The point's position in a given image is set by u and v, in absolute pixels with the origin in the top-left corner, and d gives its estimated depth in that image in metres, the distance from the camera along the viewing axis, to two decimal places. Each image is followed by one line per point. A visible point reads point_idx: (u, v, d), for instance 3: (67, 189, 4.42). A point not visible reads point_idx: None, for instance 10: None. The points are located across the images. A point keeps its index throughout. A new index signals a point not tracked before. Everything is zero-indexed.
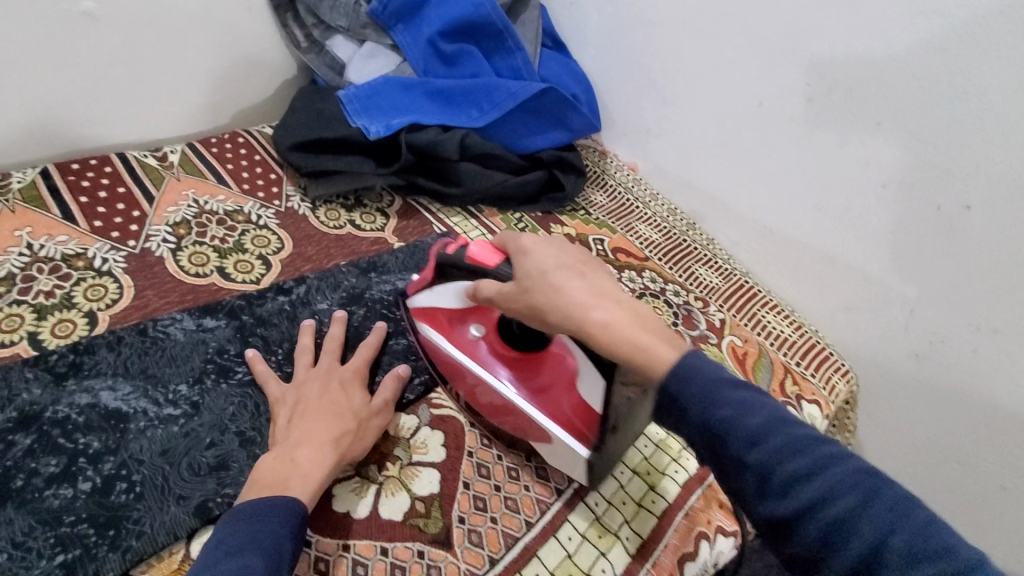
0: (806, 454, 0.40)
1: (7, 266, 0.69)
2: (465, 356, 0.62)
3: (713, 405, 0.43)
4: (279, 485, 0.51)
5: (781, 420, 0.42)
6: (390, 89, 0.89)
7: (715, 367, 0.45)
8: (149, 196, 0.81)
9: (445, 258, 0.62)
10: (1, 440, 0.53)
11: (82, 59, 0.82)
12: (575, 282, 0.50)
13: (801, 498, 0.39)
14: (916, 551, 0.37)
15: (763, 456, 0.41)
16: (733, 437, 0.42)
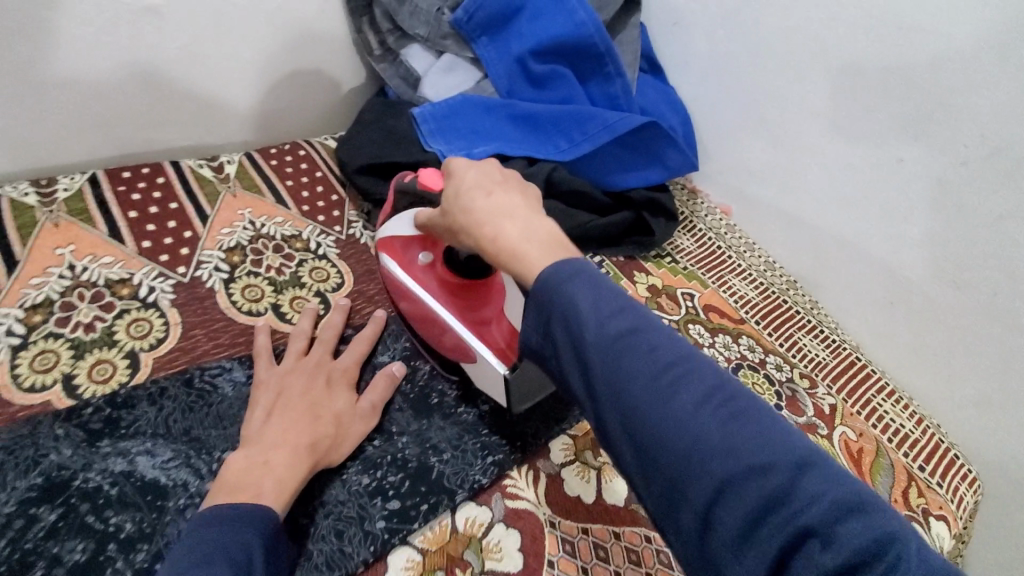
0: (648, 352, 0.38)
1: (46, 291, 0.62)
2: (409, 278, 0.62)
3: (568, 303, 0.41)
4: (252, 491, 0.47)
5: (631, 317, 0.40)
6: (470, 109, 0.81)
7: (581, 269, 0.42)
8: (204, 215, 0.73)
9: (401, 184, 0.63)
10: (22, 514, 0.46)
11: (142, 59, 0.75)
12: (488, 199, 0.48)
13: (635, 395, 0.37)
14: (737, 447, 0.35)
15: (603, 354, 0.39)
16: (580, 335, 0.40)
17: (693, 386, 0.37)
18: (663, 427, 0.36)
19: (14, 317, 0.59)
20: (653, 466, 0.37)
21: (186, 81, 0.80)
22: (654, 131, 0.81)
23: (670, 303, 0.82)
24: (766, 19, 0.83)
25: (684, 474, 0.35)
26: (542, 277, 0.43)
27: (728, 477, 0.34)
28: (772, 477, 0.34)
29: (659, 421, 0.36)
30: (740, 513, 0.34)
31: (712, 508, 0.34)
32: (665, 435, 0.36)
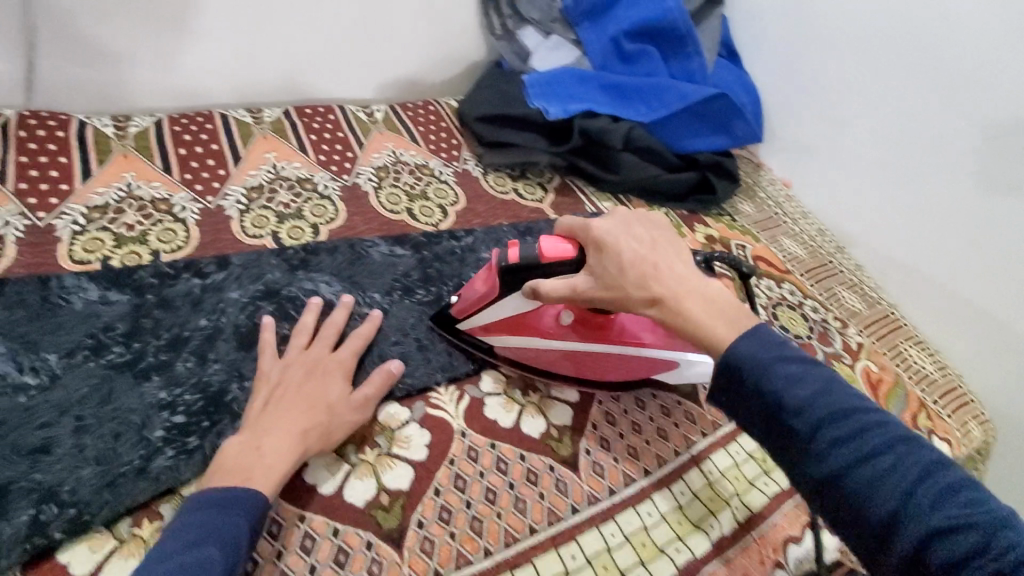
0: (848, 421, 0.44)
1: (259, 179, 0.86)
2: (567, 341, 0.67)
3: (771, 378, 0.47)
4: (242, 473, 0.52)
5: (828, 389, 0.46)
6: (568, 78, 0.99)
7: (774, 343, 0.49)
8: (361, 143, 0.97)
9: (509, 265, 0.62)
10: (253, 303, 0.69)
11: (330, 26, 1.01)
12: (663, 272, 0.54)
13: (839, 458, 0.43)
14: (940, 508, 0.40)
15: (803, 424, 0.45)
16: (781, 407, 0.46)
17: (895, 452, 0.43)
18: (868, 489, 0.42)
19: (239, 192, 0.84)
20: (856, 517, 0.43)
21: (356, 46, 1.05)
22: (722, 103, 0.96)
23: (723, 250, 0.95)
24: (832, 16, 0.97)
25: (892, 531, 0.41)
26: (738, 351, 0.49)
27: (934, 530, 0.40)
28: (972, 531, 0.39)
29: (865, 486, 0.42)
30: (944, 555, 0.39)
31: (917, 551, 0.40)
32: (870, 495, 0.42)
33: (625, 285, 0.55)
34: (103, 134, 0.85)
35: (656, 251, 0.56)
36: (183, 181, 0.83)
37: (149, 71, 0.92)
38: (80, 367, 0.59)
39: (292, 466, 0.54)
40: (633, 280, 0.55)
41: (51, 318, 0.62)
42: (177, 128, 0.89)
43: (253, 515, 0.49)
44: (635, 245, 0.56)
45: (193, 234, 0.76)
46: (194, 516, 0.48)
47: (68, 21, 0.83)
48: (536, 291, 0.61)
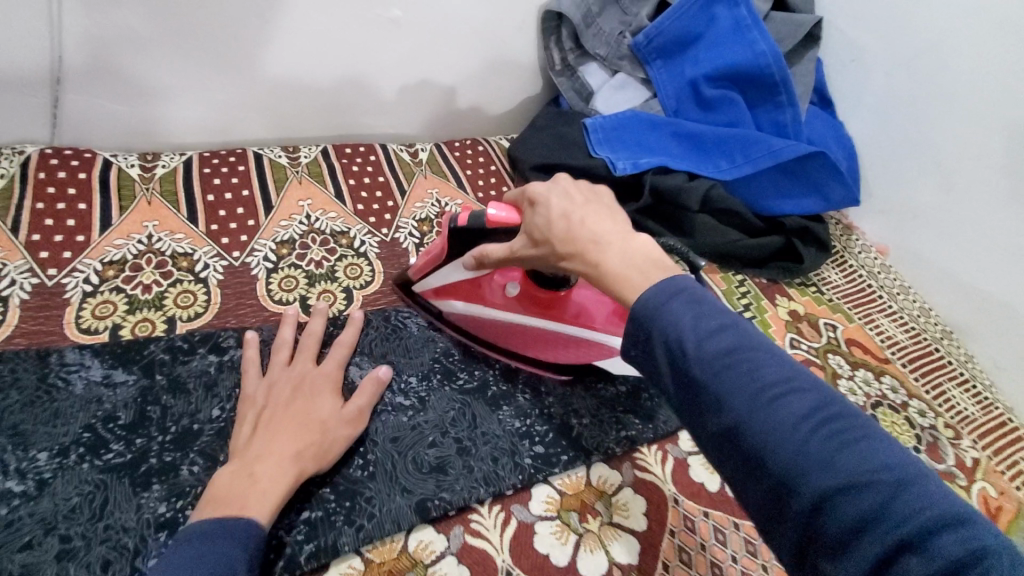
0: (749, 366, 0.38)
1: (290, 232, 0.78)
2: (511, 312, 0.68)
3: (668, 322, 0.41)
4: (237, 501, 0.47)
5: (729, 332, 0.40)
6: (638, 124, 0.88)
7: (680, 285, 0.43)
8: (403, 189, 0.88)
9: (456, 229, 0.62)
10: None
11: (375, 58, 0.92)
12: (586, 225, 0.51)
13: (734, 407, 0.37)
14: (833, 462, 0.33)
15: (697, 372, 0.39)
16: (677, 352, 0.40)
17: (790, 400, 0.36)
18: (761, 440, 0.35)
19: (268, 247, 0.76)
20: (752, 475, 0.36)
21: (402, 80, 0.96)
22: (818, 162, 0.83)
23: (810, 330, 0.83)
24: (958, 63, 0.82)
25: (786, 491, 0.34)
26: (642, 298, 0.43)
27: (831, 488, 0.32)
28: (872, 487, 0.32)
29: (757, 437, 0.35)
30: (841, 518, 0.32)
31: (811, 514, 0.33)
32: (767, 448, 0.35)
33: (548, 235, 0.52)
34: (128, 175, 0.78)
35: (591, 215, 0.51)
36: (209, 233, 0.75)
37: (182, 104, 0.85)
38: (72, 471, 0.51)
39: (287, 491, 0.50)
40: (556, 233, 0.52)
41: (47, 404, 0.55)
42: (207, 169, 0.82)
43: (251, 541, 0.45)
44: (557, 198, 0.54)
45: (215, 297, 0.68)
46: (185, 549, 0.43)
47: (95, 52, 0.76)
48: (484, 254, 0.60)
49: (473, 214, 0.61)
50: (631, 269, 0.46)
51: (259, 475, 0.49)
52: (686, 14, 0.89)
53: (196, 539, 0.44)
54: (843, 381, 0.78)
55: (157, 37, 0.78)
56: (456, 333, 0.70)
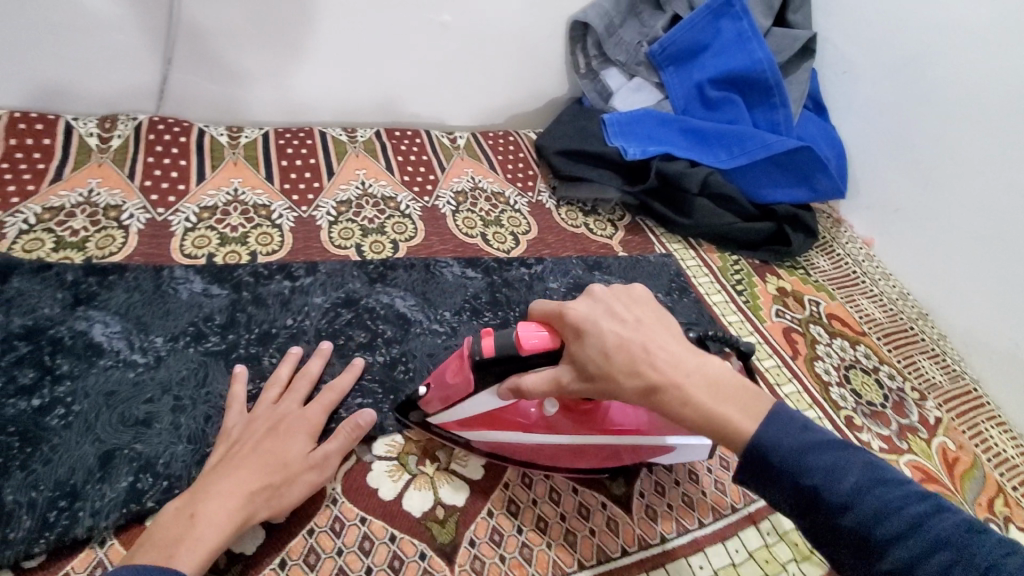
0: (900, 514, 0.42)
1: (348, 194, 0.93)
2: (554, 434, 0.61)
3: (814, 476, 0.45)
4: (170, 547, 0.48)
5: (872, 480, 0.44)
6: (649, 120, 1.01)
7: (799, 427, 0.48)
8: (443, 167, 1.03)
9: (484, 360, 0.56)
10: (335, 309, 0.74)
11: (426, 57, 1.07)
12: (652, 358, 0.51)
13: (900, 555, 0.42)
14: None
15: (853, 518, 0.43)
16: (823, 501, 0.44)
17: (947, 534, 0.41)
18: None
19: (330, 204, 0.90)
20: None
21: (446, 78, 1.11)
22: (806, 156, 0.95)
23: (795, 304, 0.93)
24: (931, 73, 0.94)
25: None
26: (760, 439, 0.47)
27: None
28: None
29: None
30: None
31: None
32: None
33: (609, 370, 0.51)
34: (218, 142, 0.94)
35: (640, 331, 0.53)
36: (282, 191, 0.90)
37: (264, 88, 1.01)
38: (181, 353, 0.65)
39: (227, 537, 0.50)
40: (618, 365, 0.51)
41: (161, 304, 0.69)
42: (281, 141, 0.98)
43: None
44: (607, 323, 0.53)
45: (288, 239, 0.83)
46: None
47: (200, 42, 0.93)
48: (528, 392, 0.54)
49: (500, 337, 0.56)
50: (715, 399, 0.49)
51: (197, 516, 0.49)
52: (692, 26, 1.03)
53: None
54: (820, 346, 0.88)
55: (246, 27, 0.94)
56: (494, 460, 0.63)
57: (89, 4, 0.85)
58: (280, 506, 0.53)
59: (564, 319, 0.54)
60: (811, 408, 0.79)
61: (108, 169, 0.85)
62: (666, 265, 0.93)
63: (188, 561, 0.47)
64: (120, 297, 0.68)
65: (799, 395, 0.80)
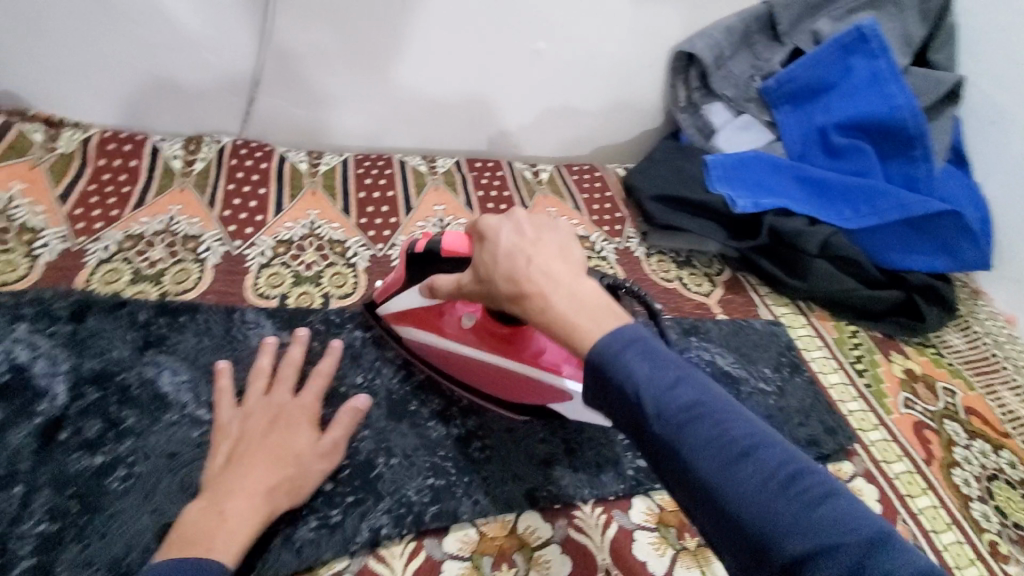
0: (713, 423, 0.37)
1: (426, 233, 0.87)
2: (465, 345, 0.64)
3: (627, 376, 0.39)
4: (204, 542, 0.46)
5: (692, 387, 0.39)
6: (759, 165, 0.90)
7: (638, 335, 0.41)
8: (525, 205, 0.96)
9: (414, 254, 0.62)
10: (408, 368, 0.68)
11: (515, 85, 1.01)
12: (532, 265, 0.46)
13: (700, 463, 0.36)
14: (810, 522, 0.33)
15: (671, 436, 0.37)
16: (637, 404, 0.38)
17: (760, 447, 0.36)
18: (726, 496, 0.35)
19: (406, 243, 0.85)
20: (725, 534, 0.35)
21: (534, 106, 1.04)
22: (951, 220, 0.82)
23: (926, 393, 0.80)
24: None
25: (757, 547, 0.34)
26: (596, 344, 0.41)
27: (815, 551, 0.32)
28: (849, 550, 0.31)
29: (731, 499, 0.35)
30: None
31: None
32: (742, 508, 0.34)
33: (491, 271, 0.49)
34: (298, 169, 0.91)
35: (538, 245, 0.48)
36: (358, 225, 0.86)
37: (347, 113, 0.98)
38: None
39: (257, 529, 0.49)
40: (498, 270, 0.48)
41: (231, 352, 0.65)
42: (360, 170, 0.93)
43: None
44: (508, 230, 0.49)
45: (361, 281, 0.78)
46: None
47: (287, 65, 0.90)
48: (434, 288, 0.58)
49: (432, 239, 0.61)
50: (577, 311, 0.43)
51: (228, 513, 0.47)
52: (820, 62, 0.92)
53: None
54: (958, 450, 0.74)
55: (333, 49, 0.90)
56: (417, 360, 0.68)
57: (184, 26, 0.84)
58: (299, 496, 0.52)
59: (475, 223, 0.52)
60: (950, 530, 0.66)
61: (189, 195, 0.83)
62: (775, 335, 0.82)
63: (227, 552, 0.46)
64: (191, 340, 0.64)
65: (935, 511, 0.67)
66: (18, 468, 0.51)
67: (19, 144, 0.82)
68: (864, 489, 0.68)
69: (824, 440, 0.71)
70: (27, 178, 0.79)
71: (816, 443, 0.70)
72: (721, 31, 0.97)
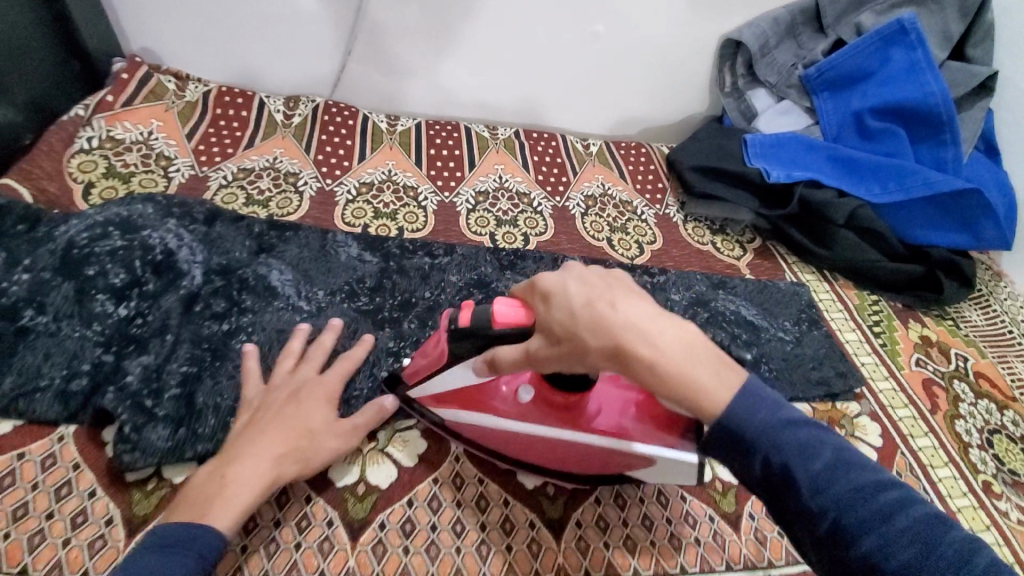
0: (872, 499, 0.40)
1: (486, 186, 0.99)
2: (526, 423, 0.57)
3: (778, 450, 0.43)
4: (203, 506, 0.49)
5: (843, 463, 0.42)
6: (795, 144, 0.98)
7: (778, 405, 0.45)
8: (575, 171, 1.06)
9: (457, 329, 0.54)
10: (468, 290, 0.80)
11: (573, 64, 1.11)
12: (618, 311, 0.46)
13: (867, 541, 0.38)
14: None
15: (820, 501, 0.41)
16: (792, 477, 0.42)
17: (917, 521, 0.39)
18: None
19: (469, 193, 0.97)
20: None
21: (590, 87, 1.15)
22: (975, 200, 0.88)
23: (939, 355, 0.86)
24: None
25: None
26: (729, 413, 0.44)
27: None
28: None
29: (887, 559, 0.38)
30: None
31: None
32: None
33: (576, 328, 0.47)
34: (378, 127, 1.04)
35: (609, 290, 0.48)
36: (429, 176, 0.98)
37: (423, 83, 1.10)
38: (337, 305, 0.73)
39: (257, 496, 0.51)
40: (581, 323, 0.46)
41: (325, 262, 0.77)
42: (431, 132, 1.06)
43: (207, 552, 0.47)
44: (574, 282, 0.49)
45: (430, 220, 0.91)
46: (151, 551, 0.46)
47: (376, 37, 1.03)
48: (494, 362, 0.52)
49: (474, 310, 0.54)
50: (688, 361, 0.45)
51: (230, 480, 0.51)
52: (860, 52, 0.99)
53: (161, 541, 0.46)
54: (963, 405, 0.80)
55: (417, 25, 1.02)
56: (468, 446, 0.62)
57: (297, 0, 0.98)
58: (308, 465, 0.55)
59: (534, 285, 0.51)
60: (947, 467, 0.73)
61: (289, 141, 0.97)
62: (798, 295, 0.90)
63: (223, 519, 0.49)
64: (294, 251, 0.78)
65: (934, 451, 0.74)
66: (170, 323, 0.64)
67: (156, 90, 0.95)
68: (868, 426, 0.75)
69: (834, 382, 0.79)
70: (163, 118, 0.93)
71: (826, 383, 0.78)
72: (768, 22, 1.05)
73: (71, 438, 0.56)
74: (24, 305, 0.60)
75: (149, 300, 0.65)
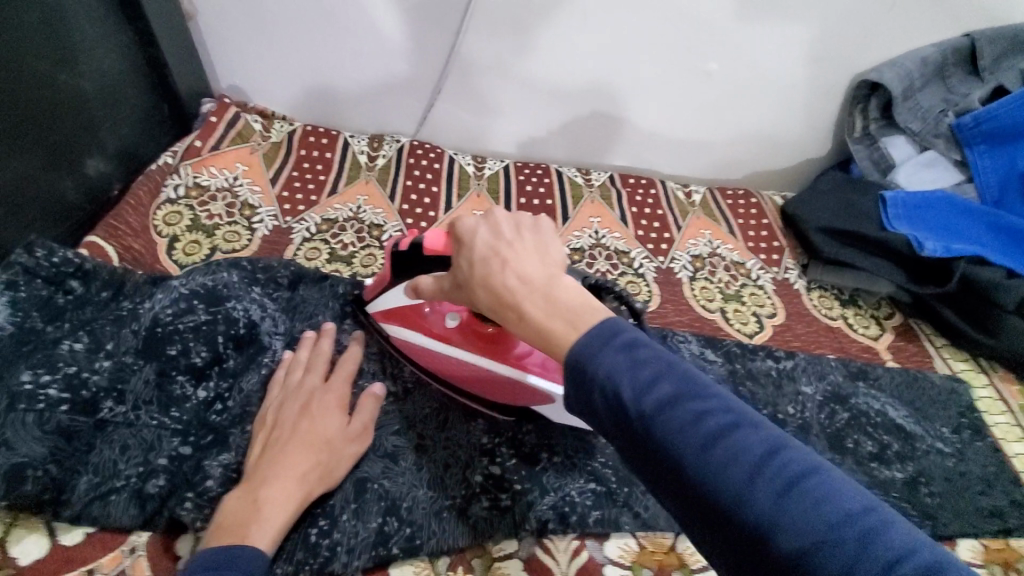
0: (711, 420, 0.33)
1: (581, 242, 0.90)
2: (452, 347, 0.62)
3: (609, 378, 0.36)
4: (241, 529, 0.48)
5: (682, 383, 0.35)
6: (946, 206, 0.83)
7: (625, 335, 0.37)
8: (678, 225, 0.94)
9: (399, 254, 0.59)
10: None
11: (680, 105, 1.00)
12: (508, 268, 0.43)
13: (688, 462, 0.32)
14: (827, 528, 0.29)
15: (660, 431, 0.34)
16: (626, 410, 0.35)
17: (751, 438, 0.32)
18: (732, 502, 0.31)
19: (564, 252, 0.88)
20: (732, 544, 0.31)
21: (693, 127, 1.03)
22: None
23: None
24: None
25: (756, 546, 0.30)
26: (576, 346, 0.38)
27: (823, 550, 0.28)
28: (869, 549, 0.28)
29: (710, 488, 0.32)
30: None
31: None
32: (745, 511, 0.30)
33: (469, 280, 0.45)
34: (465, 171, 0.96)
35: (513, 245, 0.44)
36: None
37: (511, 122, 1.03)
38: (425, 389, 0.65)
39: (292, 514, 0.50)
40: (476, 277, 0.45)
41: None
42: (521, 177, 0.97)
43: (257, 572, 0.46)
44: (486, 230, 0.46)
45: None
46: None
47: (467, 76, 0.96)
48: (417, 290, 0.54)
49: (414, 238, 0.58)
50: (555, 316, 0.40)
51: (262, 502, 0.49)
52: None
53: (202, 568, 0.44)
54: None
55: (514, 63, 0.94)
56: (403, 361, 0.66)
57: (384, 34, 0.91)
58: (333, 478, 0.54)
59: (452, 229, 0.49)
60: None
61: (372, 186, 0.91)
62: (957, 393, 0.77)
63: (263, 539, 0.48)
64: None
65: None
66: (249, 411, 0.59)
67: (243, 131, 0.91)
68: None
69: (1009, 513, 0.66)
70: (247, 161, 0.89)
71: (1002, 515, 0.66)
72: (916, 62, 0.90)
73: (142, 550, 0.51)
74: (103, 395, 0.55)
75: (228, 381, 0.60)
